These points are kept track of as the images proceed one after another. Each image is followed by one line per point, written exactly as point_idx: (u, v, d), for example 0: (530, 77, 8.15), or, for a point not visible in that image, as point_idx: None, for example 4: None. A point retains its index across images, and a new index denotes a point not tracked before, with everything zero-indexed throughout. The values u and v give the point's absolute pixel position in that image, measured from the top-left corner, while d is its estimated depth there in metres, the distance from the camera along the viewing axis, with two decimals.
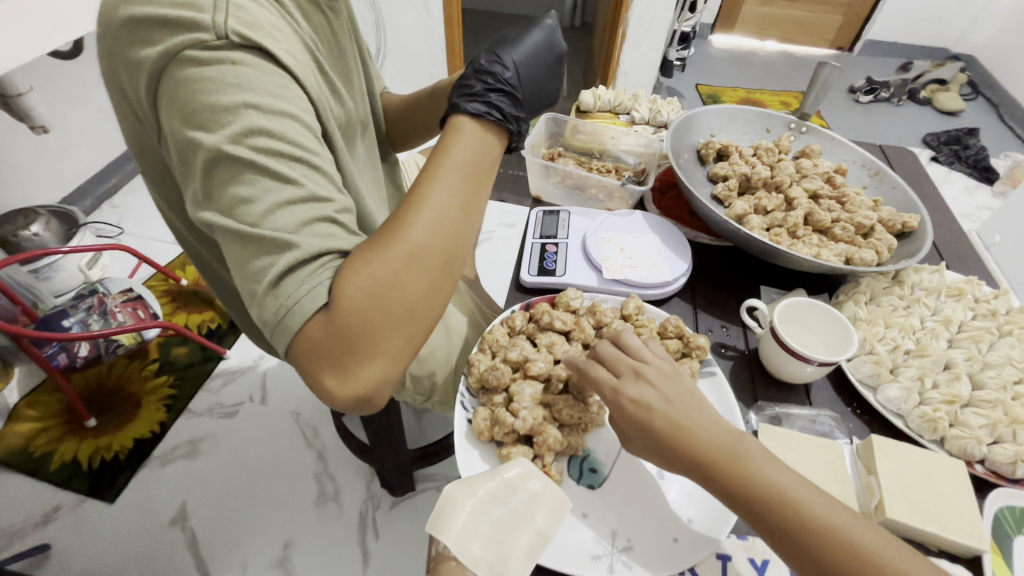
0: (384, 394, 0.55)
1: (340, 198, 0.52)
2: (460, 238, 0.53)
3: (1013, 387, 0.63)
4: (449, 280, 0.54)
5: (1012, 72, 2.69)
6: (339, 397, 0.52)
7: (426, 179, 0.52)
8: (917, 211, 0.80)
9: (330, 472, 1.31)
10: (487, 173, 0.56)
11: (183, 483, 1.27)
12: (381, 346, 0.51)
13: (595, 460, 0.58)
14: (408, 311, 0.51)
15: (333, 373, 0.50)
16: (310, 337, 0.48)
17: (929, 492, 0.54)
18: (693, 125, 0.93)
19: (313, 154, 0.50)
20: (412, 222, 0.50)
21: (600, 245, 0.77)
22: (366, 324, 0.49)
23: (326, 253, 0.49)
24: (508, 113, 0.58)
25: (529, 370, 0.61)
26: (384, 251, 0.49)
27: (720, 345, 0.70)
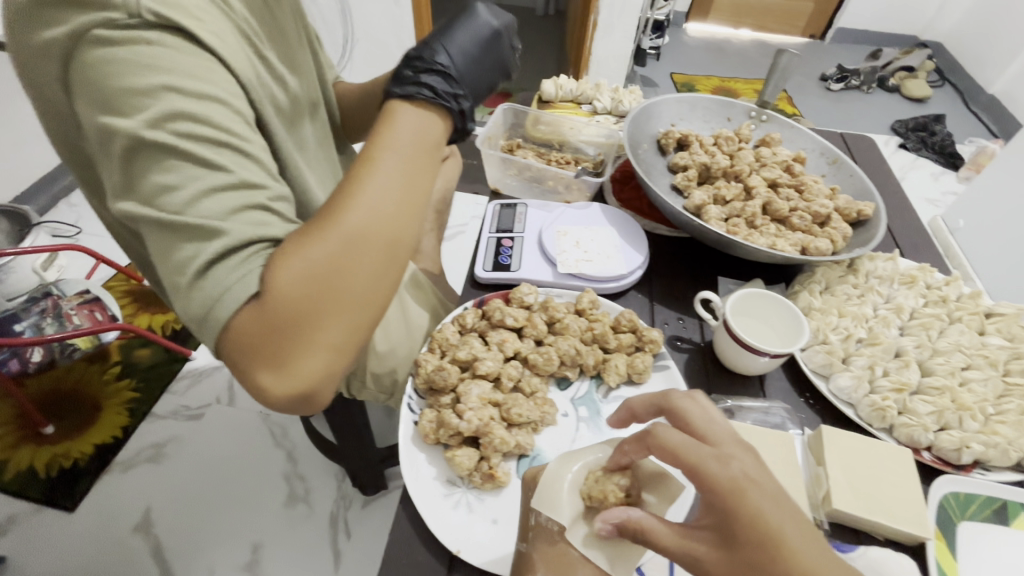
0: (330, 391, 0.50)
1: (275, 186, 0.49)
2: (406, 221, 0.49)
3: (961, 373, 0.64)
4: (397, 265, 0.50)
5: (976, 59, 2.75)
6: (277, 396, 0.47)
7: (366, 158, 0.48)
8: (872, 199, 0.80)
9: (300, 472, 1.28)
10: (434, 152, 0.52)
11: (147, 487, 1.24)
12: (321, 338, 0.46)
13: (545, 460, 0.57)
14: (350, 299, 0.47)
15: (268, 368, 0.46)
16: (240, 328, 0.44)
17: (876, 482, 0.54)
18: (652, 114, 0.92)
19: (243, 140, 0.46)
20: (350, 204, 0.46)
21: (556, 239, 0.76)
22: (301, 312, 0.45)
23: (259, 241, 0.46)
24: (441, 91, 0.54)
25: (477, 370, 0.59)
26: (319, 234, 0.45)
27: (676, 338, 0.70)
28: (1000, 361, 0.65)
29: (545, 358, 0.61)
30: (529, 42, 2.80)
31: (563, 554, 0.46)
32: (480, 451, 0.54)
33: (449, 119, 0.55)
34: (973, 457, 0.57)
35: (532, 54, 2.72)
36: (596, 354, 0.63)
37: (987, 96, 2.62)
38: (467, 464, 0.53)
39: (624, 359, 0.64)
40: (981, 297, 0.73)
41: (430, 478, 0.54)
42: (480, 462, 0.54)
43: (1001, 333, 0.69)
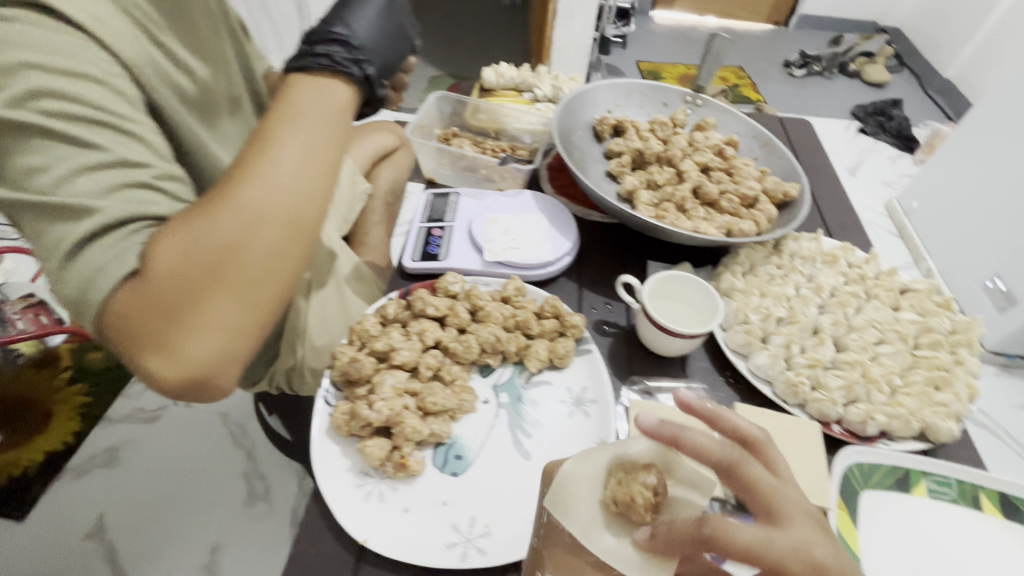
0: (227, 377, 0.49)
1: (161, 164, 0.49)
2: (304, 199, 0.49)
3: (872, 348, 0.66)
4: (296, 244, 0.49)
5: (932, 43, 2.80)
6: (166, 381, 0.46)
7: (262, 136, 0.48)
8: (798, 181, 0.82)
9: (261, 471, 1.25)
10: (339, 128, 0.52)
11: (101, 493, 1.20)
12: (211, 318, 0.45)
13: (462, 447, 0.56)
14: (243, 278, 0.46)
15: (154, 351, 0.45)
16: (119, 307, 0.43)
17: (782, 456, 0.56)
18: (587, 101, 0.92)
19: (123, 118, 0.47)
20: (241, 181, 0.46)
21: (485, 227, 0.76)
22: (187, 290, 0.44)
23: (141, 219, 0.45)
24: (339, 58, 0.53)
25: (393, 360, 0.59)
26: (208, 211, 0.45)
27: (602, 322, 0.70)
28: (910, 334, 0.67)
29: (464, 346, 0.62)
30: (496, 31, 2.76)
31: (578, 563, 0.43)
32: (392, 440, 0.54)
33: (355, 85, 0.54)
34: (878, 428, 0.59)
35: (499, 43, 2.68)
36: (518, 340, 0.63)
37: (943, 80, 2.68)
38: (378, 454, 0.53)
39: (546, 345, 0.64)
40: (897, 273, 0.75)
41: (342, 469, 0.54)
42: (393, 451, 0.54)
43: (914, 308, 0.71)
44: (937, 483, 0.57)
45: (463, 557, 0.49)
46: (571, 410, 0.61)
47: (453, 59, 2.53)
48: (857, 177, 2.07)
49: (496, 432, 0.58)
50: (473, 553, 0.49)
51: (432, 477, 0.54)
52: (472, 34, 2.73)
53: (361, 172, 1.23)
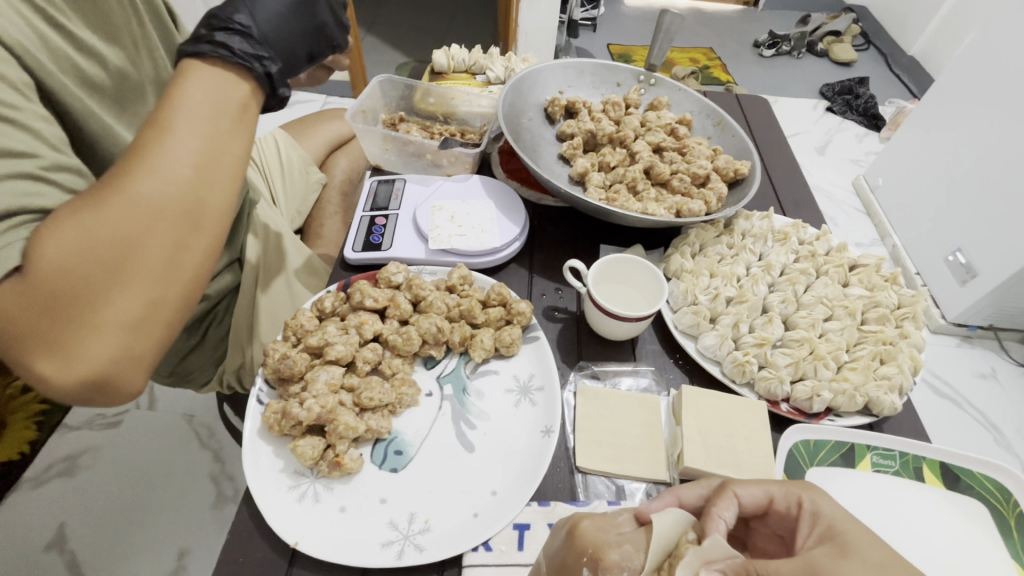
0: (132, 379, 0.46)
1: (49, 154, 0.46)
2: (208, 191, 0.47)
3: (820, 325, 0.65)
4: (202, 237, 0.47)
5: (898, 21, 2.81)
6: (61, 385, 0.43)
7: (156, 124, 0.45)
8: (749, 158, 0.81)
9: (229, 472, 1.15)
10: (242, 116, 0.50)
11: (60, 503, 1.08)
12: (108, 316, 0.43)
13: (403, 441, 0.55)
14: (143, 273, 0.44)
15: (44, 355, 0.41)
16: (0, 308, 0.40)
17: (728, 436, 0.55)
18: (537, 82, 0.90)
19: (5, 106, 0.45)
20: (136, 172, 0.44)
21: (430, 214, 0.73)
22: (77, 288, 0.41)
23: (23, 212, 0.42)
24: (239, 50, 0.50)
25: (327, 355, 0.57)
26: (99, 204, 0.42)
27: (552, 308, 0.69)
28: (858, 310, 0.67)
29: (404, 338, 0.59)
30: (464, 15, 2.70)
31: None
32: (325, 439, 0.52)
33: (254, 80, 0.52)
34: (825, 404, 0.58)
35: (468, 27, 2.62)
36: (461, 330, 0.62)
37: (908, 57, 2.70)
38: (311, 453, 0.50)
39: (491, 334, 0.62)
40: (847, 249, 0.75)
41: (274, 470, 0.51)
42: (328, 449, 0.52)
43: (862, 283, 0.71)
44: (881, 456, 0.57)
45: (399, 555, 0.47)
46: (517, 399, 0.59)
47: (419, 46, 2.47)
48: (826, 155, 2.08)
49: (438, 425, 0.56)
50: (410, 551, 0.47)
51: (370, 474, 0.52)
52: (440, 20, 2.67)
53: (315, 162, 1.19)
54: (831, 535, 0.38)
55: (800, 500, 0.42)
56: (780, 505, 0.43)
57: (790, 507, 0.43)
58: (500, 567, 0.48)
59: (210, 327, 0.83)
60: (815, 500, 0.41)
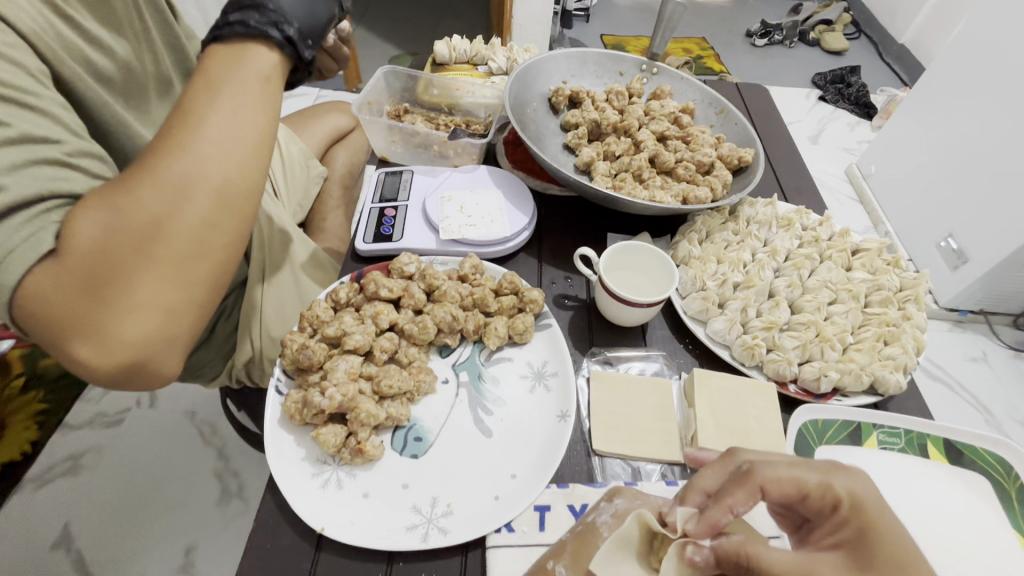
0: (166, 360, 0.48)
1: (71, 140, 0.47)
2: (236, 172, 0.48)
3: (826, 308, 0.67)
4: (230, 220, 0.48)
5: (888, 9, 2.83)
6: (98, 368, 0.44)
7: (185, 108, 0.46)
8: (753, 145, 0.82)
9: (234, 468, 1.16)
10: (265, 96, 0.50)
11: (66, 502, 1.08)
12: (142, 298, 0.44)
13: (422, 428, 0.55)
14: (173, 254, 0.45)
15: (82, 336, 0.43)
16: (35, 291, 0.40)
17: (740, 417, 0.57)
18: (542, 72, 0.90)
19: (26, 94, 0.45)
20: (167, 154, 0.45)
21: (439, 205, 0.73)
22: (112, 269, 0.43)
23: (54, 196, 0.43)
24: (255, 22, 0.51)
25: (345, 345, 0.57)
26: (131, 186, 0.43)
27: (562, 296, 0.70)
28: (862, 293, 0.68)
29: (420, 327, 0.60)
30: (456, 6, 2.68)
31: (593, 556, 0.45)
32: (347, 427, 0.53)
33: (278, 48, 0.52)
34: (832, 384, 0.60)
35: (460, 19, 2.60)
36: (475, 318, 0.62)
37: (898, 46, 2.71)
38: (333, 441, 0.51)
39: (504, 322, 0.63)
40: (850, 234, 0.76)
41: (297, 459, 0.52)
42: (349, 437, 0.53)
43: (865, 267, 0.72)
44: (887, 434, 0.59)
45: (424, 538, 0.48)
46: (532, 385, 0.60)
47: (412, 38, 2.45)
48: (818, 145, 2.10)
49: (456, 411, 0.57)
50: (435, 534, 0.48)
51: (391, 461, 0.53)
52: (431, 12, 2.64)
53: (315, 156, 1.19)
54: (851, 543, 0.38)
55: (837, 500, 0.39)
56: (812, 500, 0.40)
57: (825, 504, 0.40)
58: (522, 547, 0.49)
59: (218, 323, 0.84)
60: (853, 504, 0.39)
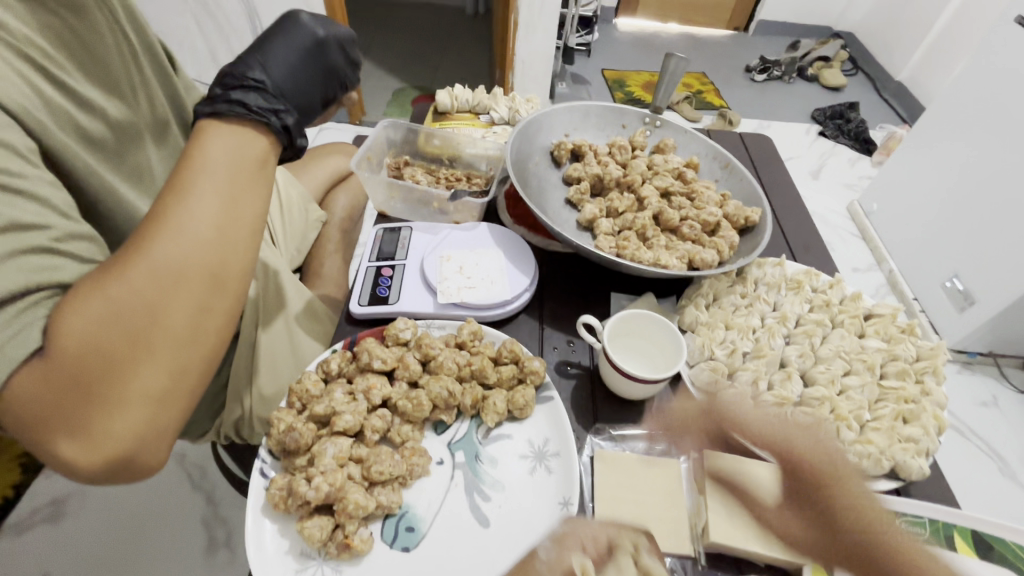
0: (155, 451, 0.45)
1: (59, 223, 0.44)
2: (229, 250, 0.47)
3: (840, 380, 0.64)
4: (224, 299, 0.47)
5: (884, 47, 2.87)
6: (84, 467, 0.42)
7: (173, 189, 0.45)
8: (759, 205, 0.80)
9: (222, 515, 1.10)
10: (259, 173, 0.50)
11: (45, 552, 1.03)
12: (135, 390, 0.42)
13: (414, 517, 0.52)
14: (168, 341, 0.43)
15: (69, 434, 0.40)
16: (21, 392, 0.39)
17: (754, 505, 0.53)
18: (544, 126, 0.89)
19: (12, 176, 0.42)
20: (156, 238, 0.43)
21: (438, 266, 0.71)
22: (104, 362, 0.41)
23: (39, 289, 0.40)
24: (257, 106, 0.51)
25: (335, 425, 0.54)
26: (119, 273, 0.42)
27: (565, 363, 0.67)
28: (877, 364, 0.65)
29: (414, 404, 0.57)
30: (460, 41, 2.72)
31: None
32: (334, 518, 0.49)
33: (273, 135, 0.52)
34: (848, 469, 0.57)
35: (462, 53, 2.63)
36: (473, 392, 0.59)
37: (897, 83, 2.73)
38: (319, 535, 0.48)
39: (504, 395, 0.60)
40: (862, 298, 0.73)
41: (281, 553, 0.49)
42: (336, 530, 0.49)
43: (879, 334, 0.69)
44: (911, 523, 0.55)
45: None
46: (533, 466, 0.56)
47: (415, 72, 2.48)
48: (820, 181, 2.09)
49: (451, 497, 0.54)
50: None
51: (381, 556, 0.49)
52: (435, 45, 2.68)
53: (315, 199, 1.18)
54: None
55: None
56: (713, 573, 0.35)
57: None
58: None
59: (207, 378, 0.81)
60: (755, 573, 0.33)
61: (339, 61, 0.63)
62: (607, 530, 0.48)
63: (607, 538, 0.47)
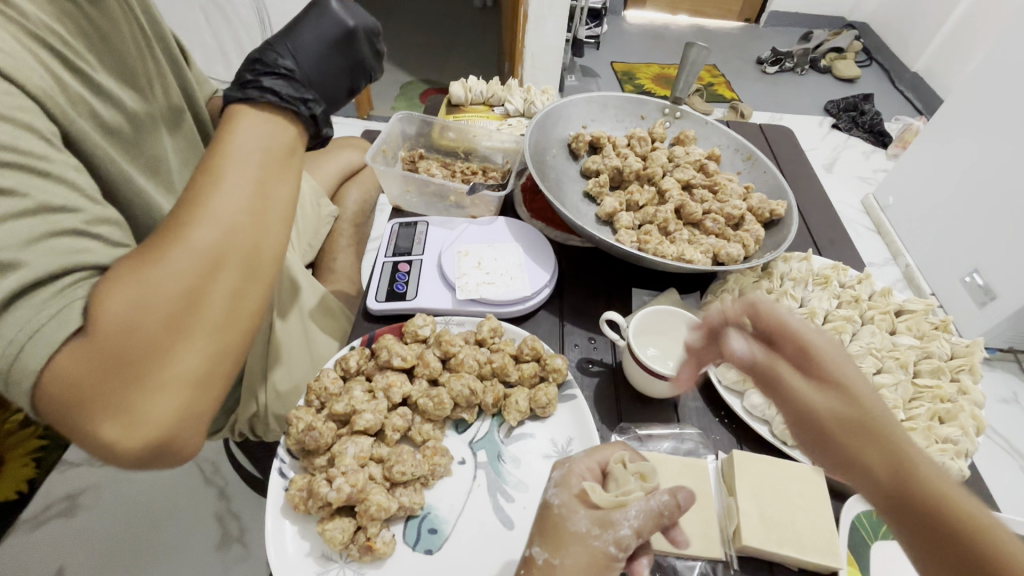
0: (192, 438, 0.43)
1: (89, 208, 0.42)
2: (263, 233, 0.46)
3: (872, 378, 0.62)
4: (258, 283, 0.46)
5: (899, 37, 2.82)
6: (123, 452, 0.40)
7: (208, 173, 0.44)
8: (785, 197, 0.78)
9: (235, 509, 1.10)
10: (288, 161, 0.49)
11: (61, 545, 1.03)
12: (175, 373, 0.40)
13: (436, 518, 0.51)
14: (206, 324, 0.42)
15: (109, 416, 0.39)
16: (62, 373, 0.37)
17: (785, 508, 0.51)
18: (561, 118, 0.87)
19: (37, 159, 0.40)
20: (193, 220, 0.42)
21: (456, 260, 0.70)
22: (144, 341, 0.39)
23: (75, 270, 0.39)
24: (287, 95, 0.50)
25: (355, 425, 0.53)
26: (158, 255, 0.40)
27: (586, 360, 0.65)
28: (910, 361, 0.63)
29: (435, 402, 0.55)
30: (468, 34, 2.69)
31: (557, 530, 0.45)
32: (356, 520, 0.48)
33: (301, 123, 0.52)
34: None
35: (470, 46, 2.61)
36: (495, 390, 0.58)
37: (912, 74, 2.68)
38: (340, 538, 0.47)
39: (526, 394, 0.58)
40: (892, 293, 0.71)
41: (301, 555, 0.47)
42: (358, 532, 0.48)
43: (911, 331, 0.67)
44: None
45: None
46: None
47: (423, 66, 2.45)
48: (835, 174, 2.05)
49: (474, 497, 0.52)
50: None
51: (403, 558, 0.48)
52: (441, 38, 2.66)
53: (326, 193, 1.17)
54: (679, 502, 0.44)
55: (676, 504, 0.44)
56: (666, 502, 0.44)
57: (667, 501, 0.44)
58: None
59: None
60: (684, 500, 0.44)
61: (368, 52, 0.61)
62: (596, 456, 0.50)
63: (598, 462, 0.49)
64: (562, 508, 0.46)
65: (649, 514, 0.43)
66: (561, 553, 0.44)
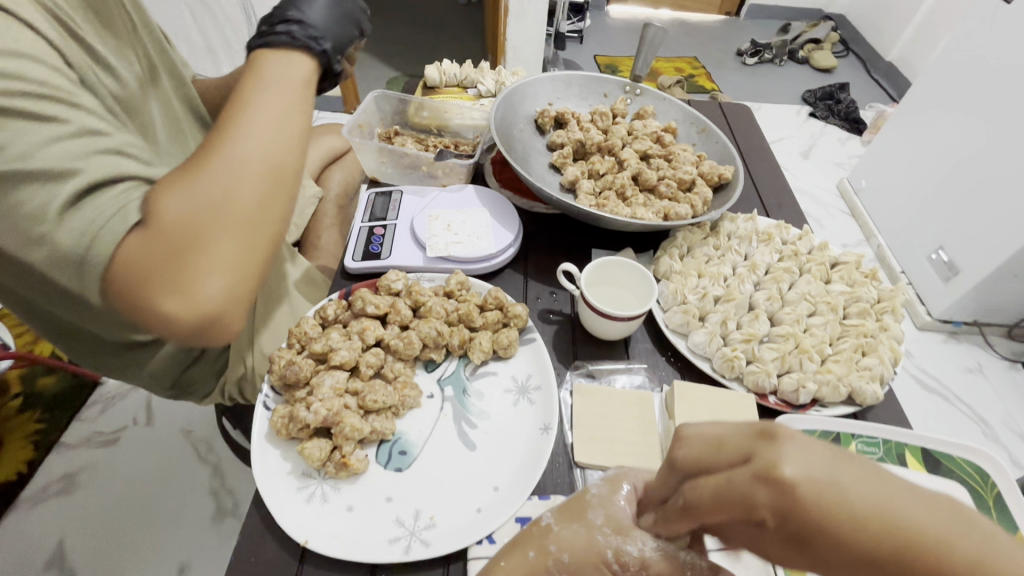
0: (235, 319, 0.50)
1: (117, 134, 0.48)
2: (290, 147, 0.51)
3: (805, 320, 0.68)
4: (286, 189, 0.51)
5: (874, 27, 2.89)
6: (180, 322, 0.46)
7: (240, 100, 0.50)
8: (733, 163, 0.84)
9: (228, 485, 1.15)
10: (305, 90, 0.54)
11: (61, 519, 1.08)
12: (218, 257, 0.46)
13: (406, 442, 0.56)
14: (243, 218, 0.47)
15: (166, 293, 0.45)
16: (128, 257, 0.43)
17: None
18: (528, 95, 0.93)
19: (68, 94, 0.46)
20: (228, 135, 0.48)
21: (427, 223, 0.76)
22: (190, 231, 0.45)
23: (125, 178, 0.46)
24: (299, 33, 0.55)
25: (332, 360, 0.59)
26: (201, 163, 0.46)
27: (547, 311, 0.71)
28: (840, 305, 0.70)
29: (405, 342, 0.61)
30: (454, 30, 2.74)
31: (580, 506, 0.44)
32: (332, 441, 0.54)
33: (317, 57, 0.57)
34: (810, 397, 0.61)
35: (457, 41, 2.66)
36: (460, 333, 0.64)
37: (887, 63, 2.76)
38: (318, 455, 0.52)
39: (489, 336, 0.64)
40: (829, 248, 0.78)
41: (283, 473, 0.53)
42: (334, 451, 0.54)
43: (844, 280, 0.74)
44: (865, 444, 0.58)
45: (406, 551, 0.48)
46: (516, 398, 0.61)
47: (411, 61, 2.50)
48: (810, 160, 2.12)
49: (441, 425, 0.58)
50: (416, 546, 0.49)
51: (375, 474, 0.54)
52: (427, 35, 2.70)
53: (312, 176, 1.22)
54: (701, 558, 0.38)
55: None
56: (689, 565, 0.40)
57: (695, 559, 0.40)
58: None
59: None
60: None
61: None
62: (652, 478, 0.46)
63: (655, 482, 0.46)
64: (596, 497, 0.44)
65: (665, 559, 0.39)
66: (565, 523, 0.43)
